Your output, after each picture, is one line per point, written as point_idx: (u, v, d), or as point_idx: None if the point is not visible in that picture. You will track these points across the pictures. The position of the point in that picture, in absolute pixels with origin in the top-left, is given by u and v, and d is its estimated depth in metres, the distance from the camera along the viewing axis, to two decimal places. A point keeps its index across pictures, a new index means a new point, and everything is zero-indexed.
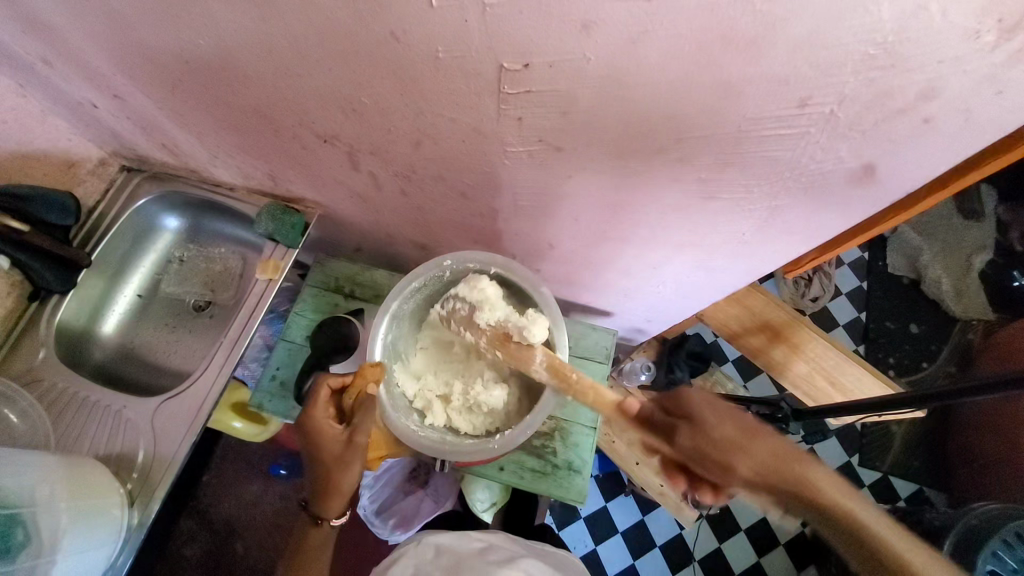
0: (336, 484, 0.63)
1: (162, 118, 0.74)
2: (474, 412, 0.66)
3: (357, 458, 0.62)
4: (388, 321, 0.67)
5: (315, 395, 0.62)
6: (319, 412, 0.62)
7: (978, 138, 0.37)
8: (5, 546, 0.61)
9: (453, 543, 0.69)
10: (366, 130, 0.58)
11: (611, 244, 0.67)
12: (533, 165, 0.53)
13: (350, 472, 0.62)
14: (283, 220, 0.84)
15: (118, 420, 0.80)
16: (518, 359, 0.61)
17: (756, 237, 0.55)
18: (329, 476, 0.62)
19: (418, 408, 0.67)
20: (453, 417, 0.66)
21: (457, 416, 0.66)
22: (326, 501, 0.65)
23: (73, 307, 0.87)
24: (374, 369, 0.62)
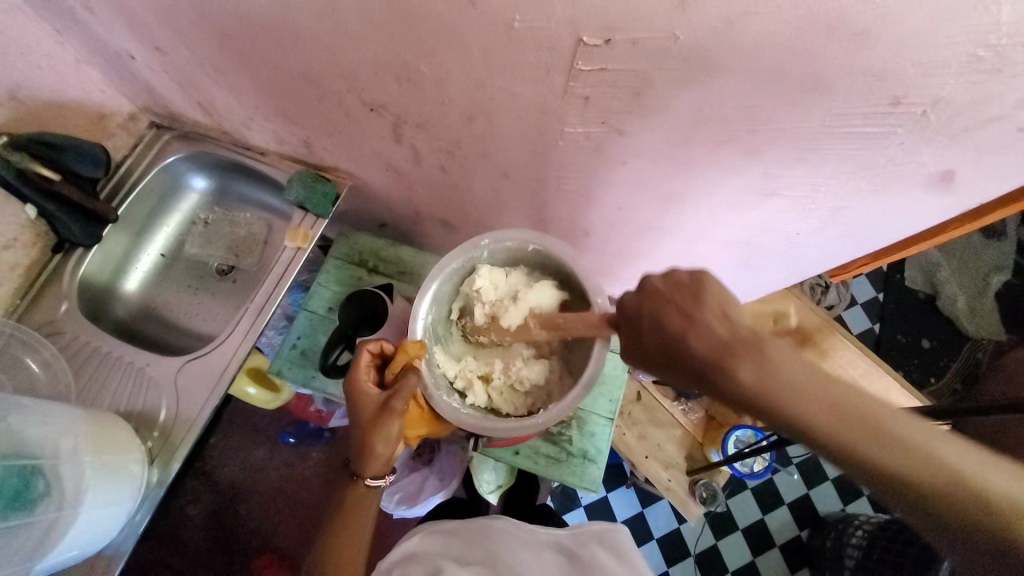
0: (369, 450, 0.61)
1: (200, 75, 0.72)
2: (514, 391, 0.66)
3: (392, 425, 0.60)
4: (428, 301, 0.66)
5: (356, 360, 0.62)
6: (359, 375, 0.62)
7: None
8: (26, 496, 0.60)
9: (466, 529, 0.70)
10: (418, 101, 0.57)
11: (652, 236, 0.66)
12: (589, 148, 0.52)
13: (383, 438, 0.60)
14: (315, 189, 0.83)
15: (139, 378, 0.80)
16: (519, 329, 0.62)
17: (808, 238, 0.55)
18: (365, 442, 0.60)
19: (459, 387, 0.67)
20: (495, 396, 0.65)
21: (497, 395, 0.65)
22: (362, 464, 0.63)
23: (97, 261, 0.86)
24: (417, 344, 0.62)
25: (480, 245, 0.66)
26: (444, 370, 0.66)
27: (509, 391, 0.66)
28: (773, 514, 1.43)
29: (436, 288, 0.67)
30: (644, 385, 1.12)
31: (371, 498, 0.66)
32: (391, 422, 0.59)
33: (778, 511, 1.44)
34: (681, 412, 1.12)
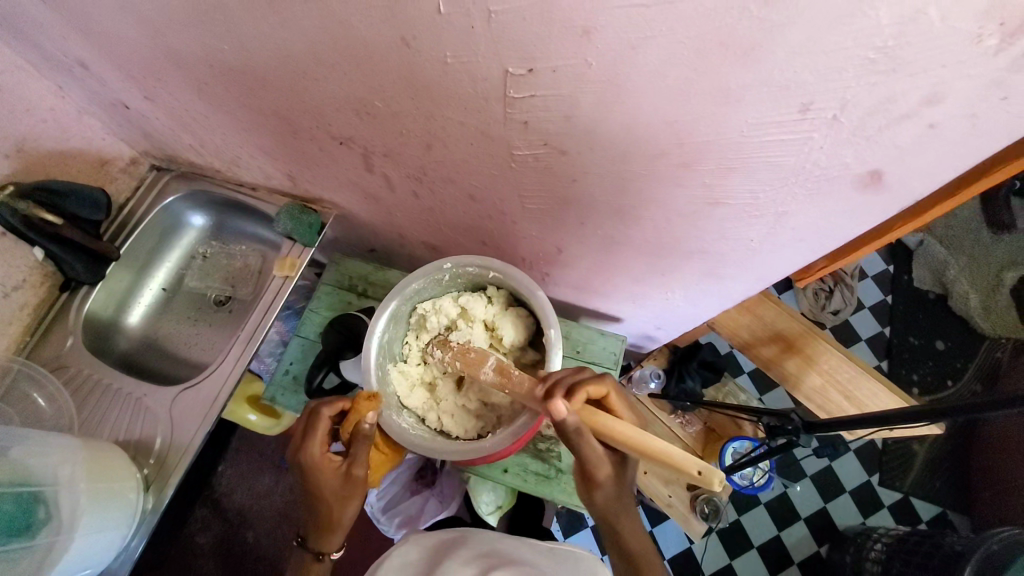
0: (335, 517, 0.64)
1: (187, 119, 0.77)
2: (467, 416, 0.64)
3: (358, 491, 0.63)
4: (384, 319, 0.65)
5: (316, 426, 0.62)
6: (316, 444, 0.62)
7: (997, 145, 0.35)
8: (28, 522, 0.63)
9: (440, 543, 0.70)
10: (379, 134, 0.60)
11: (620, 249, 0.67)
12: (539, 168, 0.54)
13: (351, 503, 0.64)
14: (301, 220, 0.87)
15: (138, 407, 0.83)
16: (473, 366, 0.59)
17: (766, 244, 0.55)
18: (330, 511, 0.63)
19: (414, 408, 0.66)
20: (443, 418, 0.64)
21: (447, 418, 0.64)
22: (326, 535, 0.65)
23: (101, 298, 0.91)
24: (369, 401, 0.60)
25: (441, 270, 0.65)
26: (399, 393, 0.65)
27: (464, 417, 0.64)
28: (789, 530, 1.39)
29: (397, 308, 0.66)
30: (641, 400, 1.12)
31: (358, 493, 0.64)
32: (354, 487, 0.62)
33: (793, 527, 1.39)
34: (680, 425, 1.10)
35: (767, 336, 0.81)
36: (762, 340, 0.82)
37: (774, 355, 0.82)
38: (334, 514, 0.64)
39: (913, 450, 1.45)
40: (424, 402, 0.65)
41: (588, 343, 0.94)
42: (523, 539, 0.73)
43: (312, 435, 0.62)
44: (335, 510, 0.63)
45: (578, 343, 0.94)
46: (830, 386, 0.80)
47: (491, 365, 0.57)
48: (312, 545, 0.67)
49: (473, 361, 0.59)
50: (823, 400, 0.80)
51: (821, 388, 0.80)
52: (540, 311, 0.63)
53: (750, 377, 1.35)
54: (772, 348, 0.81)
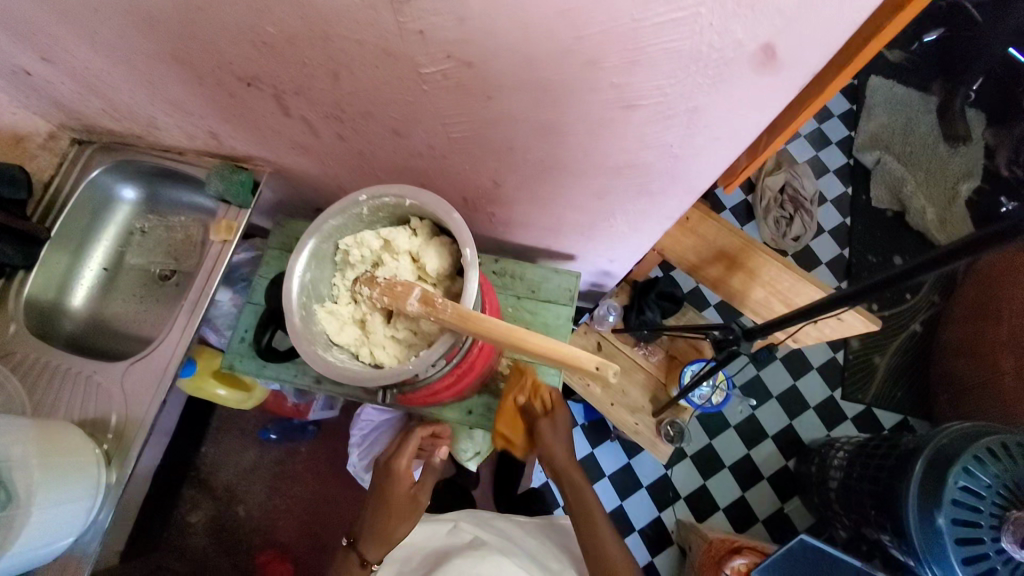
0: (390, 527, 0.83)
1: (91, 80, 0.73)
2: (403, 352, 0.52)
3: (412, 510, 0.84)
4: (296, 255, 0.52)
5: (405, 444, 0.84)
6: (400, 462, 0.84)
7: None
8: None
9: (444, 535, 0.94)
10: (285, 67, 0.57)
11: (552, 173, 0.66)
12: (451, 87, 0.52)
13: (403, 519, 0.83)
14: (232, 180, 0.85)
15: (89, 385, 0.81)
16: (398, 297, 0.49)
17: (686, 148, 0.54)
18: (388, 522, 0.83)
19: (347, 350, 0.53)
20: (376, 358, 0.52)
21: (380, 357, 0.52)
22: (377, 545, 0.83)
23: (39, 281, 0.87)
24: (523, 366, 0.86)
25: (356, 202, 0.52)
26: (327, 334, 0.52)
27: (402, 352, 0.52)
28: (759, 449, 1.45)
29: (317, 246, 0.53)
30: (605, 335, 1.14)
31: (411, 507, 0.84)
32: (412, 504, 0.84)
33: (763, 446, 1.45)
34: (643, 355, 1.12)
35: (713, 255, 0.82)
36: (709, 260, 0.83)
37: (720, 273, 0.84)
38: (391, 526, 0.83)
39: (874, 363, 1.52)
40: (357, 344, 0.53)
41: (542, 282, 0.94)
42: (511, 519, 1.02)
43: (399, 455, 0.84)
44: (398, 532, 0.82)
45: (532, 284, 0.95)
46: (774, 297, 0.81)
47: (415, 295, 0.47)
48: (360, 548, 0.85)
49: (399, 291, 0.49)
50: (768, 310, 0.84)
51: (766, 299, 0.82)
52: (458, 227, 0.50)
53: (716, 310, 1.36)
54: (718, 266, 0.82)
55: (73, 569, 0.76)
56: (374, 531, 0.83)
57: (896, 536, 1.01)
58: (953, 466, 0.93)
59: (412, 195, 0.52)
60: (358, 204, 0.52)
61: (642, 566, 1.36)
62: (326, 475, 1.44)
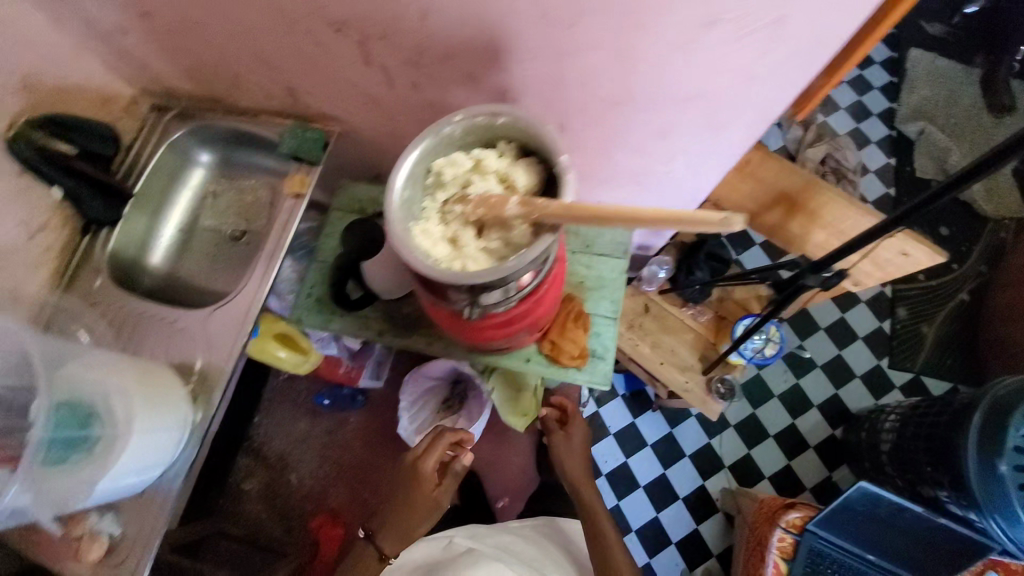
0: (411, 522, 0.90)
1: (184, 39, 0.78)
2: (495, 262, 0.55)
3: (430, 512, 0.91)
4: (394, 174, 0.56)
5: (434, 443, 0.92)
6: (428, 460, 0.92)
7: None
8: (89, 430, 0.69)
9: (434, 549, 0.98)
10: (376, 8, 0.61)
11: (621, 110, 0.68)
12: (536, 15, 0.56)
13: (420, 516, 0.90)
14: (305, 137, 0.91)
15: (175, 330, 0.86)
16: (494, 205, 0.52)
17: (766, 66, 0.57)
18: (410, 516, 0.90)
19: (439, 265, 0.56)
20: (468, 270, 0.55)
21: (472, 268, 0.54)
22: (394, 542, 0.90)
23: (123, 238, 0.94)
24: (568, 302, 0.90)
25: (449, 123, 0.55)
26: (422, 250, 0.55)
27: (493, 263, 0.54)
28: (804, 418, 1.44)
29: (412, 167, 0.56)
30: (652, 298, 1.15)
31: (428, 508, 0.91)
32: (431, 505, 0.91)
33: (809, 415, 1.44)
34: (692, 316, 1.13)
35: (770, 200, 0.83)
36: (766, 206, 0.84)
37: (780, 218, 0.85)
38: (412, 522, 0.90)
39: (920, 332, 1.49)
40: (450, 257, 0.55)
41: (595, 237, 0.96)
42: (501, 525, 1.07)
43: (427, 453, 0.92)
44: (420, 530, 0.91)
45: (585, 239, 0.97)
46: (834, 238, 0.83)
47: (513, 199, 0.50)
48: (378, 545, 0.92)
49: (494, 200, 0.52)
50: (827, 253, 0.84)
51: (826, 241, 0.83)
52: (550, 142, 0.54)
53: None
54: (777, 211, 0.84)
55: (160, 501, 0.78)
56: (394, 528, 0.90)
57: (954, 490, 1.00)
58: (1009, 420, 0.91)
59: (503, 115, 0.55)
60: (452, 125, 0.56)
61: (686, 532, 1.37)
62: (373, 443, 1.48)
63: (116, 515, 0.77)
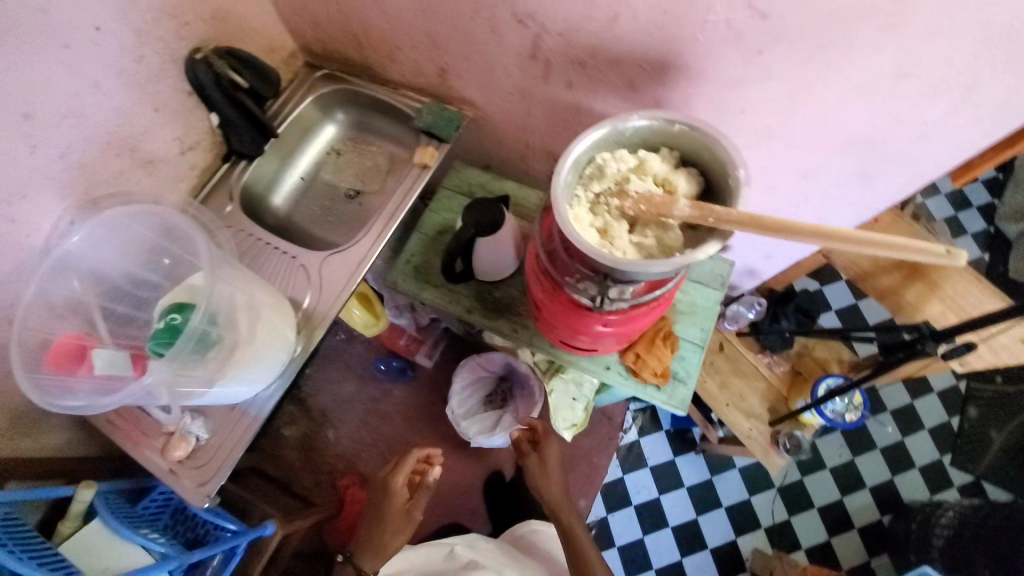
0: (387, 537, 1.04)
1: (364, 7, 0.84)
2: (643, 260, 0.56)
3: (407, 523, 1.06)
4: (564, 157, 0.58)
5: (405, 456, 1.08)
6: (401, 475, 1.08)
7: None
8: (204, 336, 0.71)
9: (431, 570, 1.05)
10: (567, 6, 0.65)
11: (770, 143, 0.70)
12: (727, 39, 0.58)
13: (398, 528, 1.05)
14: (441, 115, 0.96)
15: (291, 266, 0.92)
16: (661, 204, 0.53)
17: (938, 129, 0.59)
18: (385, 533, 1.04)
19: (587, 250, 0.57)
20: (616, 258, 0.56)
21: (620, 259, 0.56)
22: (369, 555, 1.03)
23: (256, 172, 1.01)
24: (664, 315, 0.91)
25: (626, 121, 0.57)
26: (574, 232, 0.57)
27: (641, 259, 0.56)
28: (853, 496, 1.38)
29: (579, 154, 0.58)
30: (728, 337, 1.14)
31: (407, 520, 1.06)
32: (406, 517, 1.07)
33: (858, 494, 1.39)
34: (767, 365, 1.12)
35: (891, 263, 0.84)
36: (885, 268, 0.85)
37: (895, 284, 0.85)
38: (387, 536, 1.04)
39: (988, 437, 1.39)
40: (599, 245, 0.57)
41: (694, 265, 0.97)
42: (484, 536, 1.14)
43: (398, 467, 1.09)
44: (394, 541, 1.04)
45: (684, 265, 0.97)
46: (950, 313, 0.81)
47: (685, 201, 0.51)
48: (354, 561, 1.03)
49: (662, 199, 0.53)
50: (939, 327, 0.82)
51: (941, 315, 0.81)
52: (721, 158, 0.55)
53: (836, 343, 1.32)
54: (896, 276, 0.85)
55: (249, 418, 0.82)
56: (371, 545, 1.04)
57: None
58: None
59: (679, 125, 0.57)
60: (627, 122, 0.57)
61: None
62: (412, 422, 1.48)
63: (205, 421, 0.82)
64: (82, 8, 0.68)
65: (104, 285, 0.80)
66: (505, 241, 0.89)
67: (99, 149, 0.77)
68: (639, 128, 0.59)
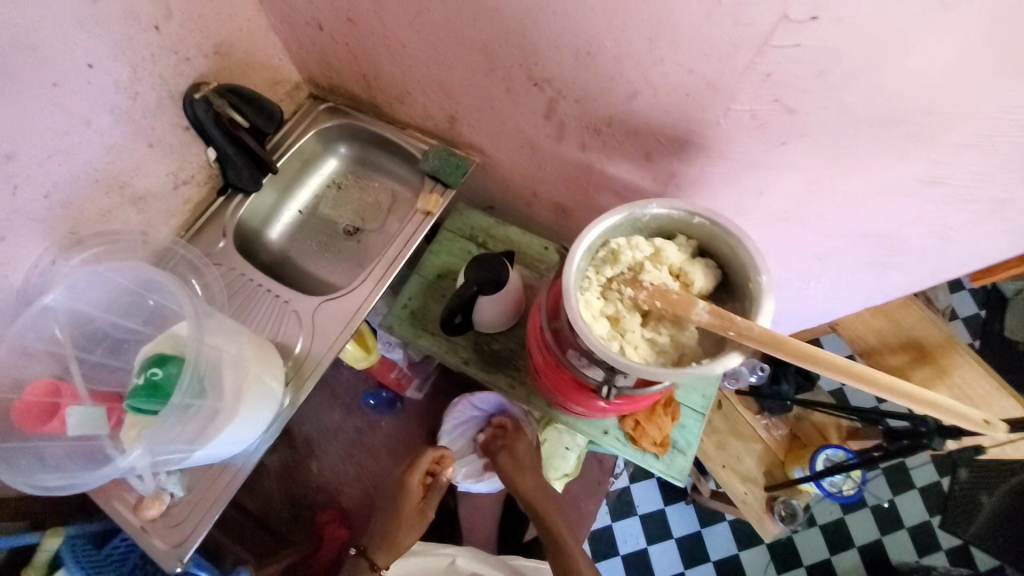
0: (400, 539, 1.04)
1: (376, 52, 0.81)
2: (654, 355, 0.53)
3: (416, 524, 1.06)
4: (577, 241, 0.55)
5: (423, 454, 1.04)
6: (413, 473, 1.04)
7: None
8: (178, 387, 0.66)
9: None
10: (586, 77, 0.63)
11: (787, 226, 0.68)
12: (752, 128, 0.56)
13: (410, 530, 1.05)
14: (448, 160, 0.93)
15: (283, 310, 0.88)
16: (677, 304, 0.50)
17: (964, 234, 0.57)
18: (398, 531, 1.04)
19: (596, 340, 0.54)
20: (628, 352, 0.53)
21: (632, 353, 0.53)
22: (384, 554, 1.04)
23: (252, 207, 0.97)
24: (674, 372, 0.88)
25: (643, 208, 0.55)
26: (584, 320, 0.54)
27: (652, 355, 0.53)
28: (842, 555, 1.37)
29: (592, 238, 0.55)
30: (727, 395, 1.11)
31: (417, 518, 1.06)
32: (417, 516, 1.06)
33: (847, 553, 1.37)
34: (765, 427, 1.09)
35: (901, 343, 0.83)
36: (893, 347, 0.84)
37: (902, 364, 0.83)
38: (400, 534, 1.04)
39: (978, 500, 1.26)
40: (609, 336, 0.54)
41: None
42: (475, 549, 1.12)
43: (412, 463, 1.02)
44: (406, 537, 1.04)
45: None
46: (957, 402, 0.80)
47: (704, 305, 0.49)
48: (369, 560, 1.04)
49: (679, 298, 0.50)
50: None
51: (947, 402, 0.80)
52: (740, 257, 0.53)
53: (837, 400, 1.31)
54: (903, 356, 0.83)
55: (228, 476, 0.78)
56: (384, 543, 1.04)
57: None
58: None
59: (697, 218, 0.54)
60: (645, 209, 0.55)
61: None
62: (399, 457, 1.43)
63: (181, 477, 0.78)
64: (73, 45, 0.65)
65: (81, 327, 0.75)
66: (508, 298, 0.88)
67: (85, 186, 0.73)
68: (656, 214, 0.56)
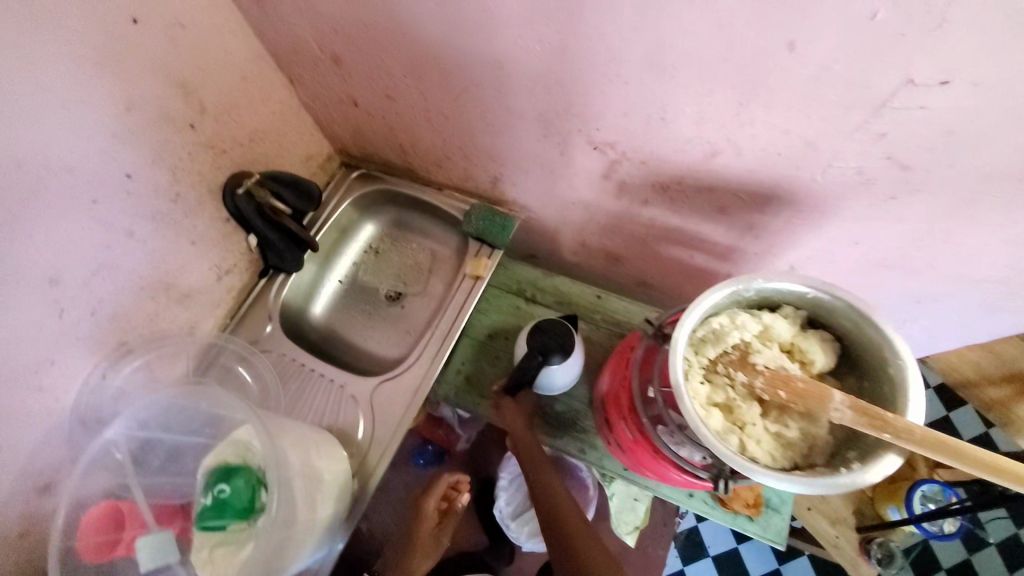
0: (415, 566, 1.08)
1: (417, 123, 0.79)
2: (780, 449, 0.48)
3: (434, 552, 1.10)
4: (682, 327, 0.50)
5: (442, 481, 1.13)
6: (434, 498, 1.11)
7: None
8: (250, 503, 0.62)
9: None
10: (656, 141, 0.59)
11: (885, 272, 0.63)
12: (853, 183, 0.52)
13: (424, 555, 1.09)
14: (494, 221, 0.89)
15: (339, 395, 0.84)
16: (808, 395, 0.46)
17: None
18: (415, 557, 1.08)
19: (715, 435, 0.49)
20: (753, 449, 0.48)
21: (757, 450, 0.48)
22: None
23: (293, 285, 0.94)
24: None
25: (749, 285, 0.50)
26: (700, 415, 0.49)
27: (778, 449, 0.48)
28: None
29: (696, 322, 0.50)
30: None
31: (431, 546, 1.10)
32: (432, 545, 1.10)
33: None
34: None
35: (1003, 376, 0.78)
36: (995, 380, 0.79)
37: (1004, 397, 0.79)
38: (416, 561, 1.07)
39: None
40: (729, 431, 0.49)
41: None
42: None
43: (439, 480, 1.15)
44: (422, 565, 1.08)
45: None
46: None
47: (841, 398, 0.44)
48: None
49: (808, 389, 0.46)
50: None
51: None
52: (865, 334, 0.48)
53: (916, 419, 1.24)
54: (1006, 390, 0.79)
55: None
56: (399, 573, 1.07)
57: None
58: None
59: (810, 292, 0.50)
60: (750, 284, 0.50)
61: None
62: None
63: None
64: (112, 158, 0.62)
65: None
66: (574, 362, 0.84)
67: (131, 295, 0.70)
68: (760, 289, 0.52)
